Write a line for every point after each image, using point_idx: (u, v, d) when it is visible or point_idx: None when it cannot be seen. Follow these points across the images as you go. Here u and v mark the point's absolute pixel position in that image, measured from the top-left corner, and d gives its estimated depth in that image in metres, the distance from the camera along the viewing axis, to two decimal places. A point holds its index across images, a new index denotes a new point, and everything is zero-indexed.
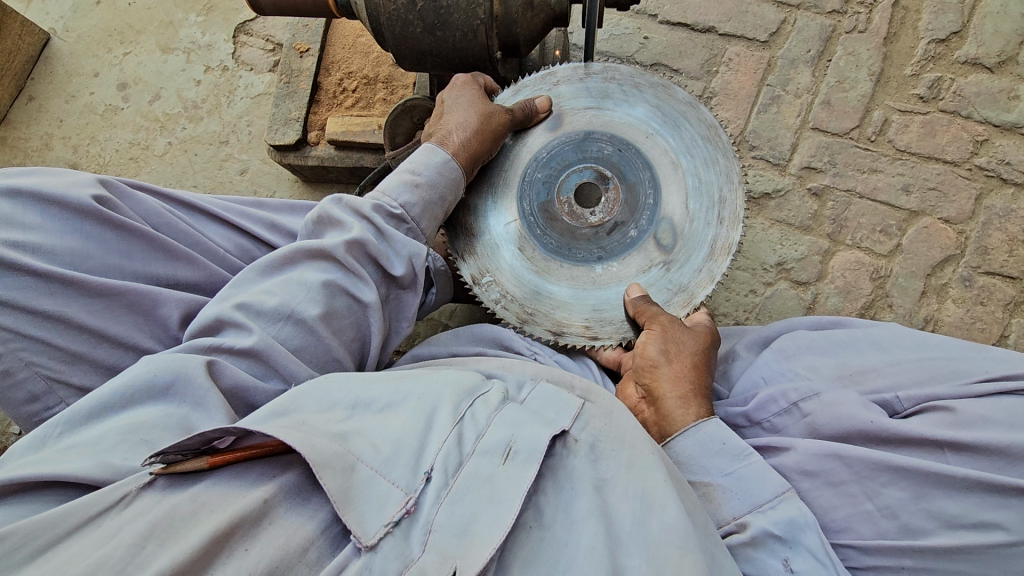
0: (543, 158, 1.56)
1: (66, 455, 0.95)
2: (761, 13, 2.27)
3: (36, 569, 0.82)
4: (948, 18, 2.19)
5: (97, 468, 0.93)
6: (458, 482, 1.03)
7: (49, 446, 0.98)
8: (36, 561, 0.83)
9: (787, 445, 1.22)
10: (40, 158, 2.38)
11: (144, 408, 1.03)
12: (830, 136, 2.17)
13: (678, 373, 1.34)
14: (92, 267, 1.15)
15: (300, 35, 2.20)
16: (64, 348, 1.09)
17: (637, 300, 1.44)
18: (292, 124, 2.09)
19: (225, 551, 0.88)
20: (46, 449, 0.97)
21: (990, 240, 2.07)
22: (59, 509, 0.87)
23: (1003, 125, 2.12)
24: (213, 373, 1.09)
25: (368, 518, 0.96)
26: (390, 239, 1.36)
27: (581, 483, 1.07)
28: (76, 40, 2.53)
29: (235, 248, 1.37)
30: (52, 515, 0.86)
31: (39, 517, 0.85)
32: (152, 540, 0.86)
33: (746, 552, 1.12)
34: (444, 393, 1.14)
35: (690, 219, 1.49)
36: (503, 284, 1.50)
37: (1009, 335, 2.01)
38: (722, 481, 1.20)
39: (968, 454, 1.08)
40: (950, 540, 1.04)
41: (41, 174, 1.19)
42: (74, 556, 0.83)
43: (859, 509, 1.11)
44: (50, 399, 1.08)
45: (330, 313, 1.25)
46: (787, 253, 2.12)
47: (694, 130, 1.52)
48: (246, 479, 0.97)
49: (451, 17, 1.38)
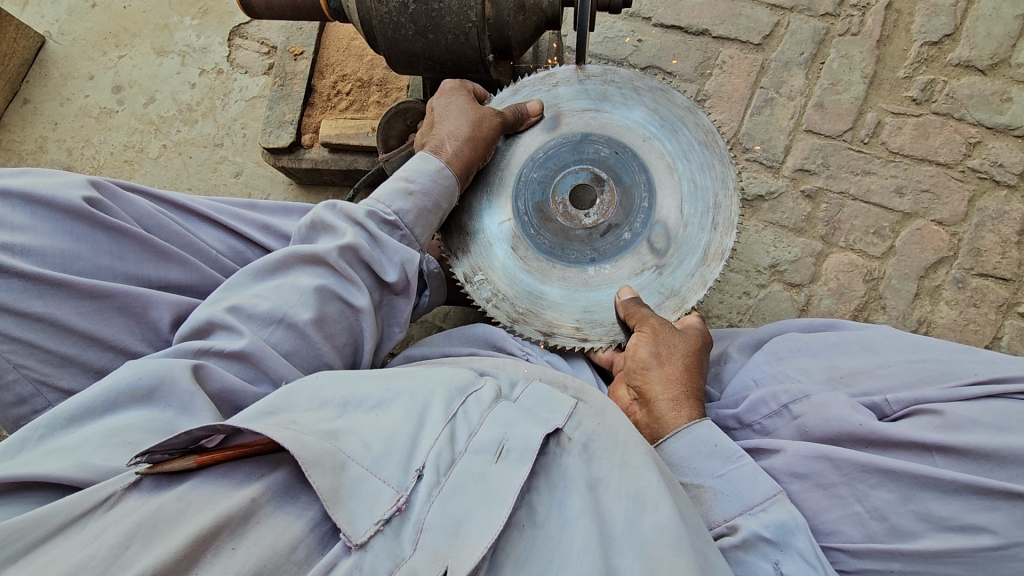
0: (539, 158, 1.57)
1: (49, 457, 0.95)
2: (755, 16, 2.27)
3: (16, 572, 0.82)
4: (941, 21, 2.20)
5: (79, 470, 0.93)
6: (450, 479, 1.03)
7: (29, 450, 0.97)
8: (17, 562, 0.83)
9: (777, 446, 1.22)
10: (34, 161, 2.38)
11: (130, 410, 1.04)
12: (824, 138, 2.17)
13: (669, 376, 1.34)
14: (82, 269, 1.15)
15: (294, 38, 2.21)
16: (53, 350, 1.08)
17: (629, 301, 1.44)
18: (285, 127, 2.09)
19: (210, 549, 0.87)
20: (26, 453, 0.96)
21: (983, 242, 2.07)
22: (39, 511, 0.87)
23: (997, 128, 2.12)
24: (201, 377, 1.10)
25: (359, 516, 0.96)
26: (383, 246, 1.36)
27: (574, 480, 1.07)
28: (71, 42, 2.53)
29: (228, 250, 1.37)
30: (34, 515, 0.86)
31: (22, 518, 0.85)
32: (136, 540, 0.85)
33: (738, 556, 1.11)
34: (436, 391, 1.14)
35: (684, 224, 1.49)
36: (495, 282, 1.51)
37: (1002, 337, 2.01)
38: (712, 483, 1.20)
39: (955, 457, 1.08)
40: (938, 543, 1.04)
41: (31, 175, 1.18)
42: (56, 558, 0.83)
43: (847, 511, 1.12)
44: (38, 402, 1.07)
45: (322, 318, 1.25)
46: (780, 256, 2.12)
47: (691, 136, 1.51)
48: (234, 479, 0.96)
49: (443, 20, 1.38)
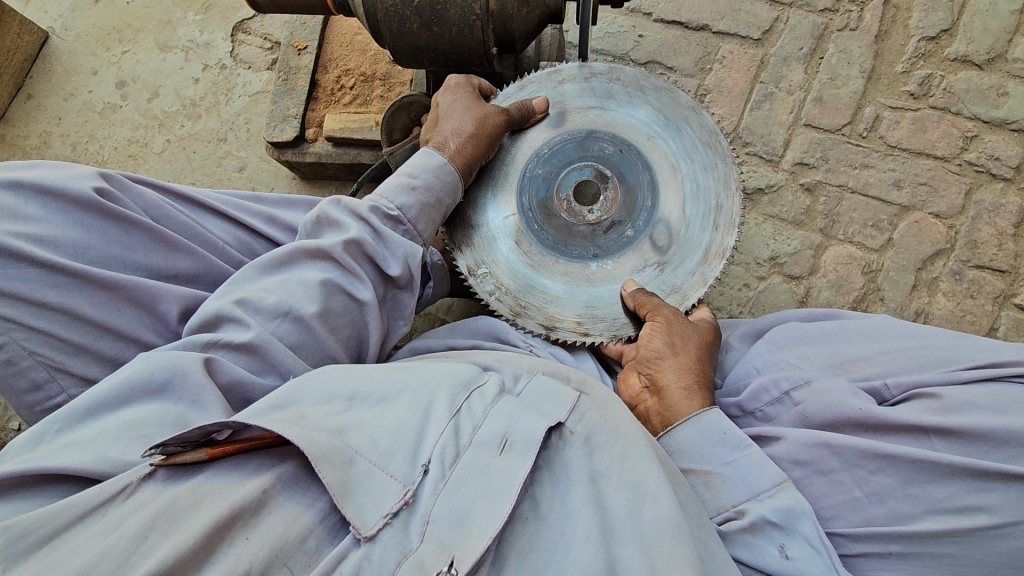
0: (544, 154, 1.58)
1: (67, 450, 0.96)
2: (755, 12, 2.29)
3: (39, 561, 0.84)
4: (939, 16, 2.22)
5: (97, 462, 0.94)
6: (456, 472, 1.05)
7: (47, 443, 0.99)
8: (40, 550, 0.85)
9: (778, 434, 1.24)
10: (38, 155, 2.39)
11: (143, 403, 1.05)
12: (823, 133, 2.19)
13: (683, 365, 1.36)
14: (94, 259, 1.16)
15: (298, 33, 2.22)
16: (67, 339, 1.10)
17: (635, 292, 1.47)
18: (289, 121, 2.11)
19: (225, 540, 0.89)
20: (44, 446, 0.98)
21: (980, 235, 2.09)
22: (61, 502, 0.89)
23: (993, 122, 2.14)
24: (212, 370, 1.11)
25: (367, 510, 0.98)
26: (387, 241, 1.38)
27: (576, 473, 1.08)
28: (74, 38, 2.54)
29: (234, 241, 1.39)
30: (55, 507, 0.88)
31: (41, 511, 0.87)
32: (155, 530, 0.88)
33: (745, 539, 1.14)
34: (439, 387, 1.16)
35: (686, 223, 1.51)
36: (498, 276, 1.52)
37: (998, 327, 2.03)
38: (721, 469, 1.21)
39: (953, 441, 1.10)
40: (936, 525, 1.06)
41: (43, 167, 1.20)
42: (77, 548, 0.85)
43: (847, 497, 1.14)
44: (52, 389, 1.09)
45: (327, 311, 1.27)
46: (780, 248, 2.14)
47: (694, 135, 1.53)
48: (245, 471, 0.98)
49: (448, 13, 1.40)
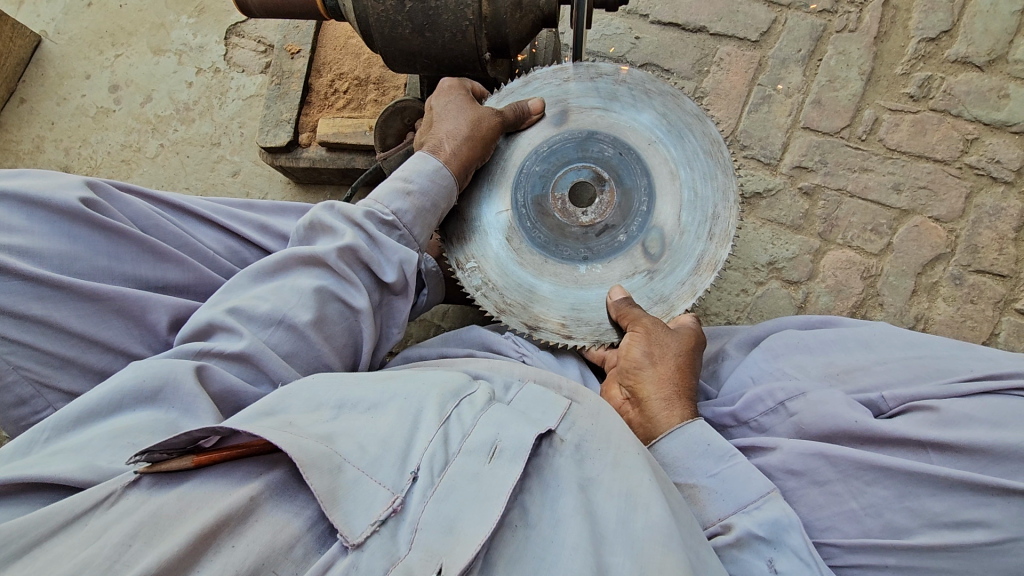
0: (543, 152, 1.56)
1: (54, 459, 0.95)
2: (752, 13, 2.27)
3: (22, 569, 0.82)
4: (939, 17, 2.20)
5: (83, 472, 0.93)
6: (444, 480, 1.03)
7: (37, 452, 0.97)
8: (21, 559, 0.83)
9: (772, 444, 1.23)
10: (32, 161, 2.38)
11: (134, 412, 1.04)
12: (821, 135, 2.18)
13: (662, 376, 1.34)
14: (81, 269, 1.15)
15: (291, 37, 2.20)
16: (53, 352, 1.08)
17: (620, 301, 1.44)
18: (283, 126, 2.09)
19: (210, 549, 0.87)
20: (34, 455, 0.97)
21: (980, 239, 2.08)
22: (45, 509, 0.87)
23: (994, 124, 2.12)
24: (204, 378, 1.10)
25: (355, 517, 0.95)
26: (382, 246, 1.36)
27: (566, 481, 1.07)
28: (67, 41, 2.52)
29: (224, 250, 1.37)
30: (39, 514, 0.87)
31: (30, 516, 0.86)
32: (139, 538, 0.85)
33: (732, 554, 1.12)
34: (429, 394, 1.14)
35: (680, 231, 1.49)
36: (487, 271, 1.51)
37: (999, 333, 2.01)
38: (706, 482, 1.20)
39: (950, 454, 1.09)
40: (933, 538, 1.05)
41: (28, 177, 1.19)
42: (60, 556, 0.83)
43: (843, 508, 1.12)
44: (38, 403, 1.07)
45: (322, 319, 1.25)
46: (779, 253, 2.13)
47: (697, 144, 1.51)
48: (233, 478, 0.96)
49: (440, 18, 1.38)
